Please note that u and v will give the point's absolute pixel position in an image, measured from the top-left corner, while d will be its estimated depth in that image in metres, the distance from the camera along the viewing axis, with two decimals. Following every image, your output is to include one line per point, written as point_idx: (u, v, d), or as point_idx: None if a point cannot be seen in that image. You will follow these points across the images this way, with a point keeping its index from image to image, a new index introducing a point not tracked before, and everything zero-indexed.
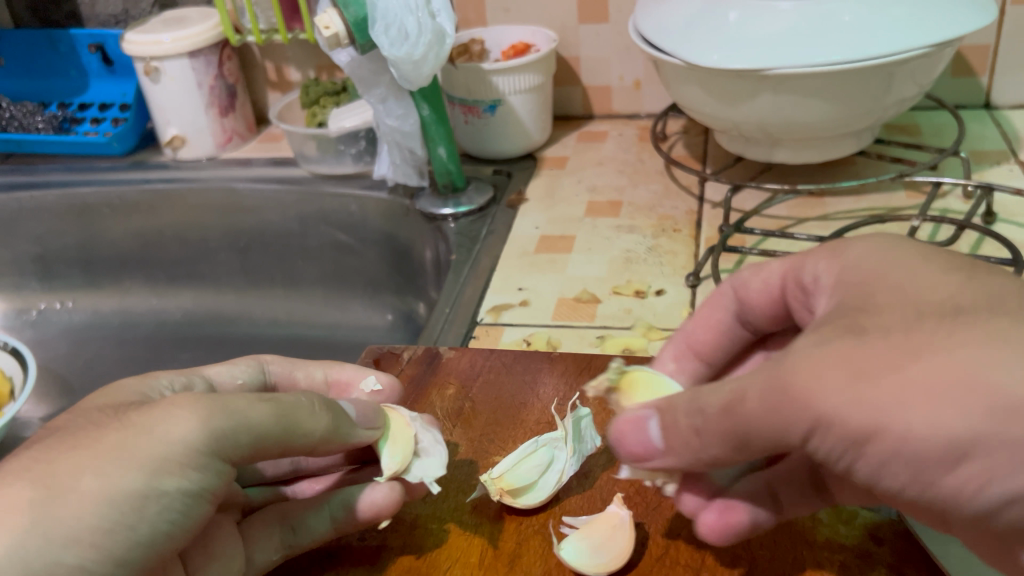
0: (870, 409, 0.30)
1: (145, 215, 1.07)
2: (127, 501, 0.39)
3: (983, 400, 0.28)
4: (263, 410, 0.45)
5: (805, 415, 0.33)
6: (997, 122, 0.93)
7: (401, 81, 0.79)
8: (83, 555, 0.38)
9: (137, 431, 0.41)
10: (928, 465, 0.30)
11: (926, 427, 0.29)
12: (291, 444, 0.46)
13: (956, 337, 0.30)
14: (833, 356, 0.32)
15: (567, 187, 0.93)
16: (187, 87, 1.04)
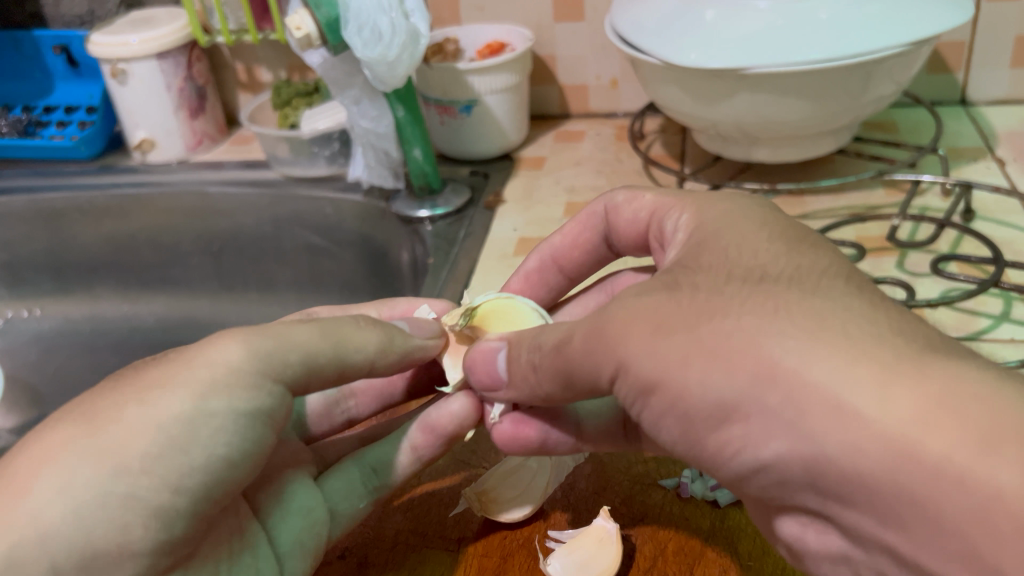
0: (668, 360, 0.38)
1: (116, 220, 1.04)
2: (175, 427, 0.41)
3: (747, 371, 0.35)
4: (314, 335, 0.47)
5: (615, 357, 0.41)
6: (974, 118, 0.93)
7: (374, 83, 0.77)
8: (134, 483, 0.39)
9: (188, 357, 0.44)
10: (699, 419, 0.37)
11: (702, 383, 0.36)
12: (346, 362, 0.48)
13: (746, 318, 0.36)
14: (655, 315, 0.39)
15: (545, 187, 0.92)
16: (155, 89, 1.01)
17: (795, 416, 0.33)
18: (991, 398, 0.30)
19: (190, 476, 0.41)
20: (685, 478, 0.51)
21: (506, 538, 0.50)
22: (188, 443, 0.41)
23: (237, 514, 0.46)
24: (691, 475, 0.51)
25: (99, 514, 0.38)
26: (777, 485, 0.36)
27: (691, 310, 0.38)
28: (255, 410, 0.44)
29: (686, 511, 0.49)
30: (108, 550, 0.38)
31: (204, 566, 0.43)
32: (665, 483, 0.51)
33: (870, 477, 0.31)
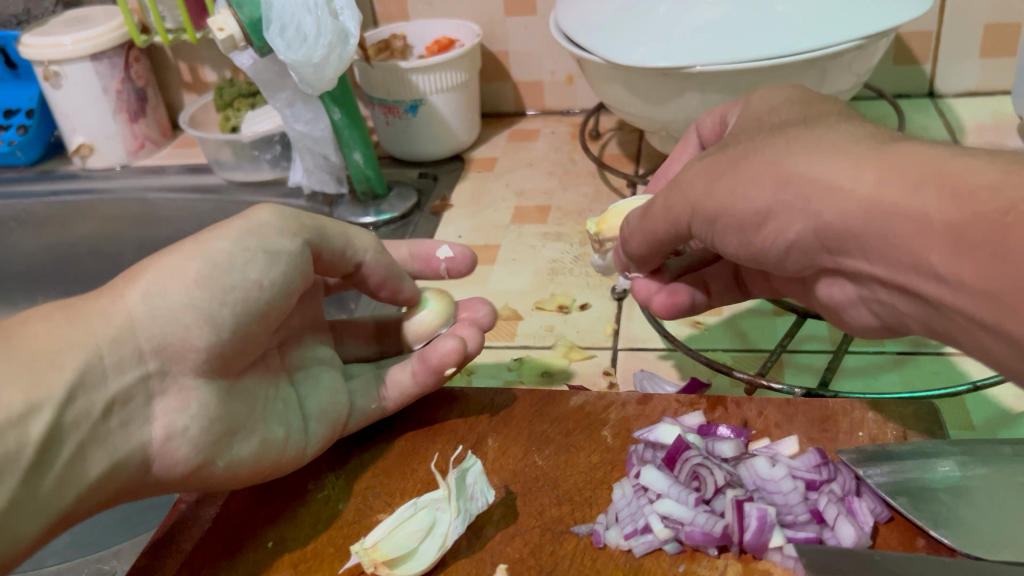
0: (720, 190, 0.39)
1: (57, 230, 0.98)
2: (223, 254, 0.42)
3: (772, 178, 0.36)
4: (331, 226, 0.48)
5: (684, 204, 0.42)
6: (941, 111, 0.90)
7: (304, 86, 0.73)
8: (188, 294, 0.40)
9: (237, 218, 0.45)
10: (747, 224, 0.38)
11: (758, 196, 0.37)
12: (349, 252, 0.49)
13: (768, 141, 0.38)
14: (715, 162, 0.40)
15: (494, 188, 0.88)
16: (92, 92, 0.97)
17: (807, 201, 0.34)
18: (940, 156, 0.30)
19: (223, 306, 0.41)
20: (600, 524, 0.41)
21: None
22: (231, 267, 0.42)
23: (268, 367, 0.47)
24: (607, 521, 0.41)
25: (166, 319, 0.40)
26: (808, 258, 0.37)
27: (743, 147, 0.39)
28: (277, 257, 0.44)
29: (597, 566, 0.39)
30: (177, 346, 0.40)
31: (252, 388, 0.44)
32: (578, 529, 0.41)
33: (860, 222, 0.32)
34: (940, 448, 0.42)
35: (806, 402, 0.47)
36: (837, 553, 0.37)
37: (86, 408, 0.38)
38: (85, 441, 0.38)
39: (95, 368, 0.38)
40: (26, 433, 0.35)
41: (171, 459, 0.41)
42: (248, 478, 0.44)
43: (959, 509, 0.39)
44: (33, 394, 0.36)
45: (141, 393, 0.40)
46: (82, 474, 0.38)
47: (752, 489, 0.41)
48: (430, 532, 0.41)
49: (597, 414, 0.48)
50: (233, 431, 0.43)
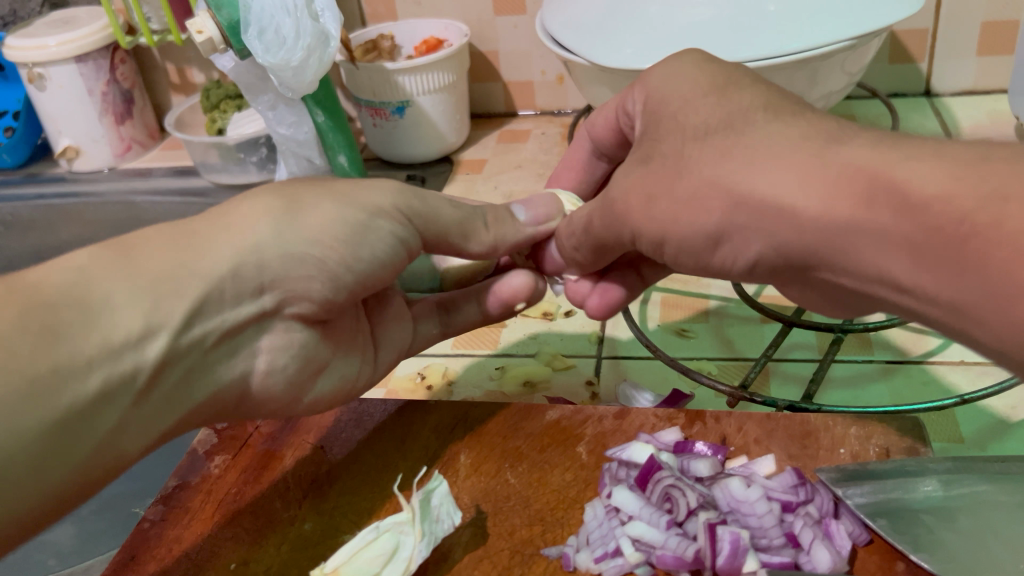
0: (663, 212, 0.37)
1: (44, 233, 0.98)
2: (355, 224, 0.42)
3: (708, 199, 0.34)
4: (452, 214, 0.47)
5: (628, 220, 0.40)
6: (937, 111, 0.88)
7: (283, 89, 0.72)
8: (316, 246, 0.40)
9: (359, 183, 0.43)
10: (697, 246, 0.36)
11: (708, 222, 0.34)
12: (462, 249, 0.48)
13: (696, 146, 0.36)
14: (651, 174, 0.38)
15: (482, 191, 0.87)
16: (77, 94, 0.95)
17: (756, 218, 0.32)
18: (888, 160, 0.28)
19: (348, 271, 0.42)
20: (570, 546, 0.40)
21: None
22: (360, 237, 0.42)
23: (343, 322, 0.47)
24: (578, 543, 0.40)
25: (297, 263, 0.40)
26: (771, 276, 0.35)
27: (686, 145, 0.36)
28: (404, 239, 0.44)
29: None
30: (297, 288, 0.40)
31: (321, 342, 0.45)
32: (548, 552, 0.40)
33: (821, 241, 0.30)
34: (923, 466, 0.40)
35: (788, 417, 0.45)
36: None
37: (201, 336, 0.38)
38: (192, 367, 0.39)
39: (217, 297, 0.38)
40: (142, 357, 0.35)
41: (268, 388, 0.44)
42: (326, 405, 0.49)
43: (940, 532, 0.38)
44: (152, 317, 0.35)
45: (251, 327, 0.41)
46: (185, 398, 0.39)
47: (725, 511, 0.40)
48: (393, 555, 0.40)
49: (572, 430, 0.47)
50: (319, 368, 0.46)
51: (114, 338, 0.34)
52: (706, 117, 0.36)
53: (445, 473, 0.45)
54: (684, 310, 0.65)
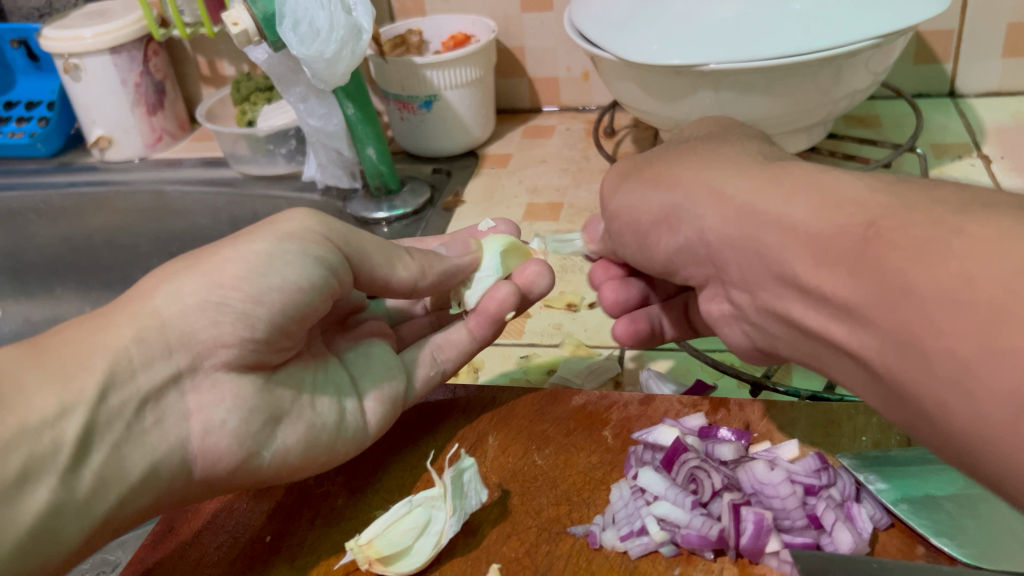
0: (642, 181, 0.42)
1: (74, 221, 1.00)
2: (257, 258, 0.41)
3: (674, 188, 0.40)
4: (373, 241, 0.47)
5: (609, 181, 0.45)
6: (961, 111, 0.88)
7: (315, 80, 0.73)
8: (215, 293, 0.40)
9: (274, 218, 0.44)
10: (643, 223, 0.42)
11: (717, 220, 0.37)
12: (388, 278, 0.47)
13: (682, 161, 0.41)
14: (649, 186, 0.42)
15: (507, 186, 0.88)
16: (110, 84, 0.97)
17: (695, 206, 0.39)
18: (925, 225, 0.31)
19: (257, 306, 0.40)
20: (596, 525, 0.41)
21: None
22: (266, 269, 0.41)
23: (314, 356, 0.47)
24: (604, 521, 0.41)
25: (194, 316, 0.40)
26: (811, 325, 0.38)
27: (664, 176, 0.42)
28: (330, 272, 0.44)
29: (591, 566, 0.39)
30: (207, 343, 0.40)
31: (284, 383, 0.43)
32: (574, 530, 0.41)
33: None
34: (944, 456, 0.41)
35: (810, 405, 0.46)
36: (828, 559, 0.36)
37: (120, 405, 0.38)
38: (118, 441, 0.38)
39: (125, 366, 0.38)
40: (60, 435, 0.36)
41: (212, 451, 0.41)
42: (297, 465, 0.44)
43: (960, 518, 0.39)
44: (65, 396, 0.36)
45: (174, 390, 0.40)
46: (122, 474, 0.38)
47: (750, 492, 0.41)
48: (423, 529, 0.41)
49: (598, 415, 0.48)
50: (277, 418, 0.43)
51: (30, 418, 0.35)
52: (660, 166, 0.42)
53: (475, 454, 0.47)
54: None
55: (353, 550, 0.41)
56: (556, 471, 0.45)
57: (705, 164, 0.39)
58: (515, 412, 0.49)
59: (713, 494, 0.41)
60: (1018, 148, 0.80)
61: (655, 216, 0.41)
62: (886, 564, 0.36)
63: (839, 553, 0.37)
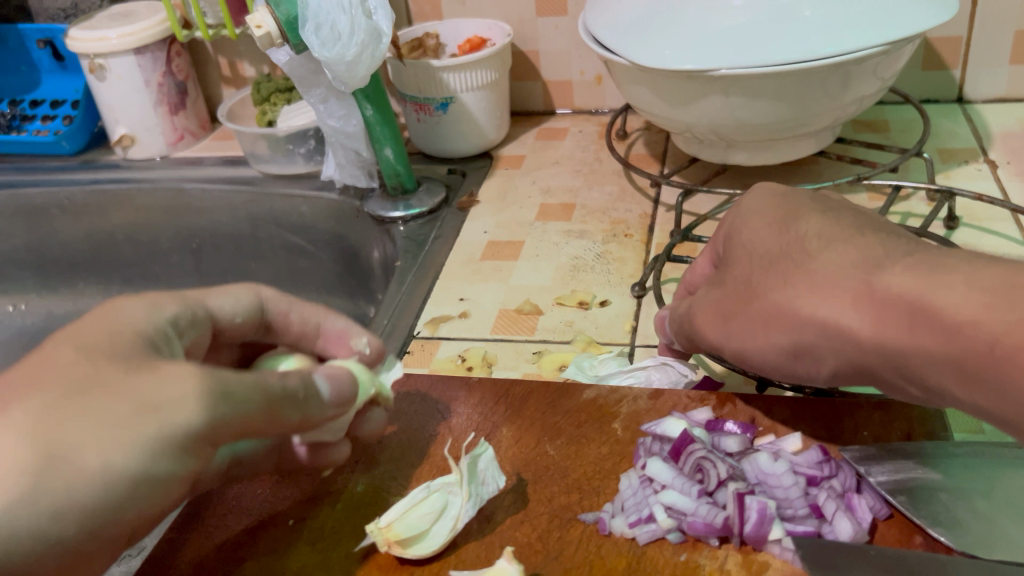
0: (739, 320, 0.41)
1: (97, 217, 1.03)
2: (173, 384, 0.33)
3: (779, 319, 0.39)
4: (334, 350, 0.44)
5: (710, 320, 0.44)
6: (968, 117, 0.90)
7: (336, 82, 0.75)
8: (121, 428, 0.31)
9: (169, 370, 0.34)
10: (769, 361, 0.41)
11: (855, 325, 0.36)
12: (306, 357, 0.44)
13: (773, 280, 0.40)
14: (777, 268, 0.40)
15: (521, 187, 0.90)
16: (134, 84, 0.99)
17: (821, 324, 0.37)
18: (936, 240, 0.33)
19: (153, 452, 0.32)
20: (605, 512, 0.43)
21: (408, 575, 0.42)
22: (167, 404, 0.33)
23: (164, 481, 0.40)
24: (613, 509, 0.43)
25: None
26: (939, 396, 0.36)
27: (762, 293, 0.40)
28: (230, 397, 0.35)
29: (602, 552, 0.41)
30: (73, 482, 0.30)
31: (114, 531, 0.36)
32: (585, 517, 0.43)
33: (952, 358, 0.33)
34: (943, 450, 0.43)
35: (815, 402, 0.48)
36: (830, 547, 0.38)
37: None
38: None
39: None
40: None
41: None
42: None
43: (957, 509, 0.40)
44: None
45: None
46: None
47: (754, 483, 0.43)
48: (441, 514, 0.43)
49: (609, 408, 0.49)
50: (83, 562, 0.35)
51: None
52: (749, 288, 0.41)
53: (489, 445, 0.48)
54: None
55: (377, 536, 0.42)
56: (566, 460, 0.47)
57: (799, 278, 0.38)
58: (527, 404, 0.51)
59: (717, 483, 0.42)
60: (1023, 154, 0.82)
61: (767, 341, 0.40)
62: (885, 553, 0.38)
63: (839, 541, 0.39)
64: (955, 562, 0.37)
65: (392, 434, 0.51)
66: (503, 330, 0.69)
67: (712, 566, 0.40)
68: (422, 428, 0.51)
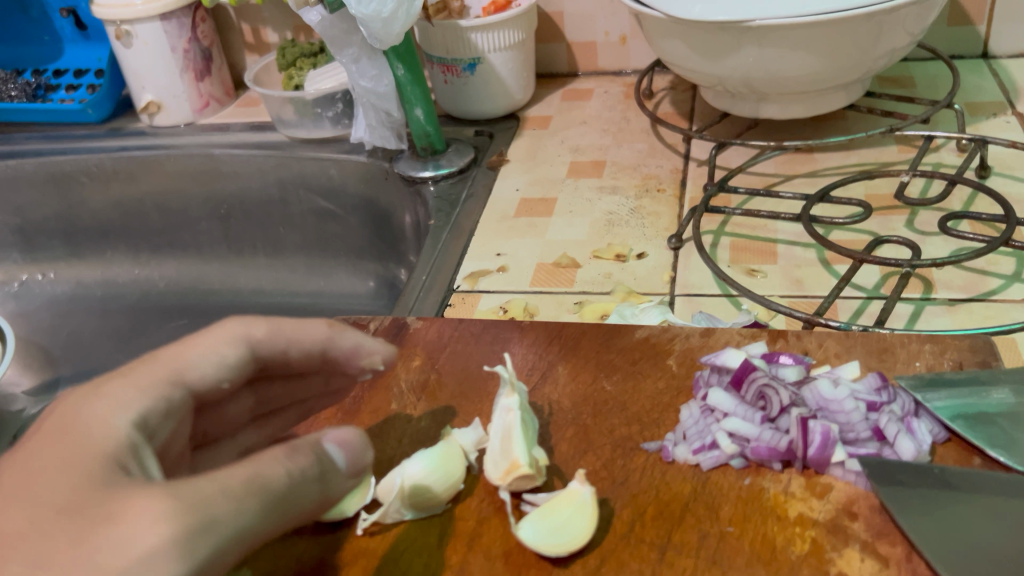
0: None
1: (126, 184, 1.03)
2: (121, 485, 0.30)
3: None
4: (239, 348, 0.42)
5: None
6: (995, 72, 0.90)
7: (371, 40, 0.76)
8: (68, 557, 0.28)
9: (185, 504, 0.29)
10: None
11: None
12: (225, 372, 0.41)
13: None
14: None
15: (550, 147, 0.90)
16: (160, 50, 1.00)
17: None
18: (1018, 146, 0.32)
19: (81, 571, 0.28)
20: (668, 441, 0.44)
21: (470, 498, 0.43)
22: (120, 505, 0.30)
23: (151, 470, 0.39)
24: (675, 437, 0.44)
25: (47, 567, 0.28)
26: None
27: None
28: (212, 526, 0.30)
29: (666, 477, 0.42)
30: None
31: None
32: (648, 446, 0.44)
33: None
34: (994, 376, 0.44)
35: (865, 335, 0.49)
36: (902, 469, 0.39)
37: None
38: None
39: None
40: None
41: None
42: None
43: (1014, 431, 0.41)
44: None
45: None
46: None
47: (814, 409, 0.43)
48: (501, 425, 0.43)
49: (662, 345, 0.51)
50: None
51: None
52: None
53: (547, 383, 0.49)
54: (754, 253, 0.68)
55: (531, 469, 0.41)
56: (623, 395, 0.48)
57: None
58: (580, 344, 0.52)
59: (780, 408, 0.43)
60: None
61: None
62: (948, 470, 0.39)
63: (901, 462, 0.40)
64: (1019, 481, 0.38)
65: (449, 373, 0.51)
66: (544, 283, 0.70)
67: (777, 487, 0.41)
68: (475, 364, 0.52)
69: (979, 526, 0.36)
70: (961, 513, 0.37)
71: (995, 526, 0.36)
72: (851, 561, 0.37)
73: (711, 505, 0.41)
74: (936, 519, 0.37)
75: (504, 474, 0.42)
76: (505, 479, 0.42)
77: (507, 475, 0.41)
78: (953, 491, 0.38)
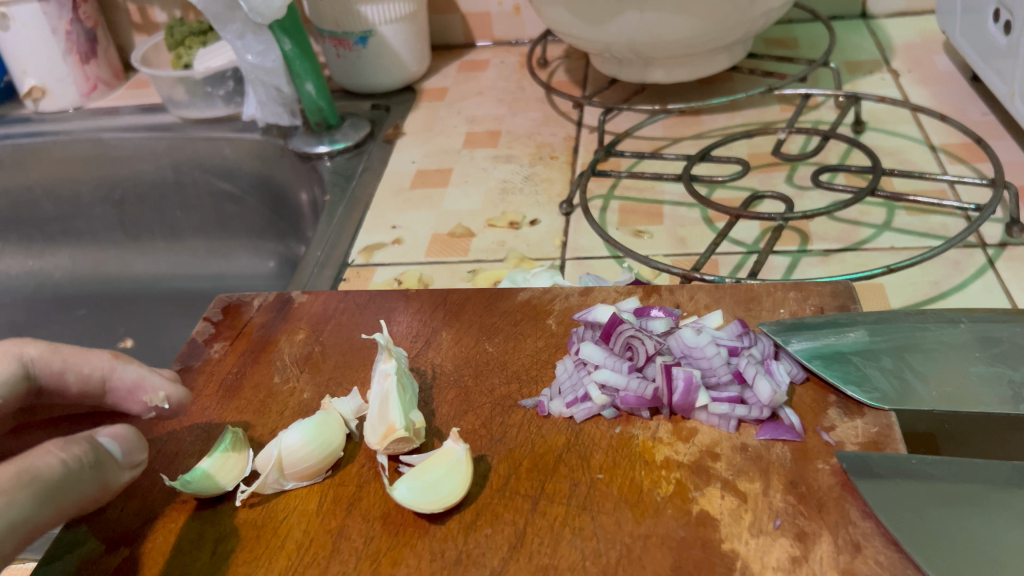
0: None
1: (12, 173, 0.99)
2: None
3: None
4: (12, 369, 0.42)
5: None
6: (872, 31, 0.93)
7: (253, 14, 0.74)
8: None
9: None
10: None
11: None
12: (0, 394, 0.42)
13: None
14: None
15: (445, 118, 0.91)
16: (39, 35, 0.96)
17: None
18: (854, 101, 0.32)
19: None
20: (544, 396, 0.45)
21: (348, 463, 0.43)
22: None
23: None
24: (551, 392, 0.45)
25: None
26: None
27: None
28: None
29: (542, 431, 0.43)
30: None
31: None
32: (525, 403, 0.45)
33: None
34: (852, 317, 0.46)
35: (733, 287, 0.51)
36: (880, 461, 0.39)
37: None
38: None
39: None
40: None
41: None
42: None
43: (870, 367, 0.43)
44: None
45: None
46: None
47: (679, 356, 0.45)
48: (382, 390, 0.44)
49: (542, 306, 0.52)
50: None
51: None
52: None
53: (430, 347, 0.50)
54: (641, 215, 0.70)
55: (408, 432, 0.42)
56: (502, 355, 0.49)
57: None
58: (462, 308, 0.52)
59: (645, 358, 0.45)
60: (923, 63, 0.86)
61: None
62: (927, 461, 0.38)
63: (882, 456, 0.39)
64: (983, 468, 0.38)
65: (334, 344, 0.51)
66: (440, 253, 0.71)
67: (646, 434, 0.42)
68: (360, 333, 0.52)
69: (957, 523, 0.35)
70: (928, 504, 0.36)
71: (871, 485, 0.38)
72: (712, 498, 0.39)
73: (584, 459, 0.42)
74: (908, 512, 0.36)
75: (382, 436, 0.42)
76: (382, 442, 0.42)
77: (385, 438, 0.42)
78: (928, 482, 0.37)
